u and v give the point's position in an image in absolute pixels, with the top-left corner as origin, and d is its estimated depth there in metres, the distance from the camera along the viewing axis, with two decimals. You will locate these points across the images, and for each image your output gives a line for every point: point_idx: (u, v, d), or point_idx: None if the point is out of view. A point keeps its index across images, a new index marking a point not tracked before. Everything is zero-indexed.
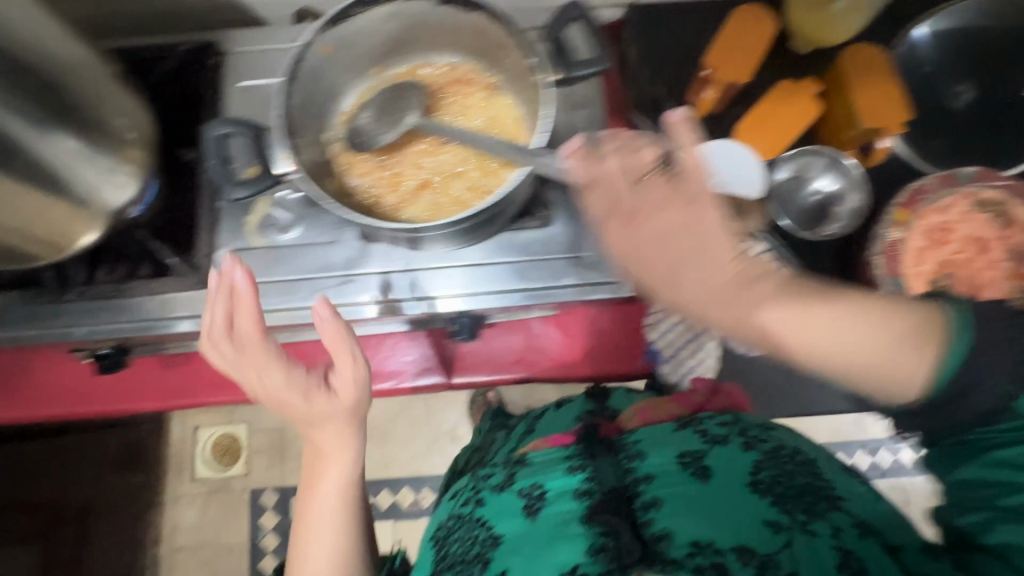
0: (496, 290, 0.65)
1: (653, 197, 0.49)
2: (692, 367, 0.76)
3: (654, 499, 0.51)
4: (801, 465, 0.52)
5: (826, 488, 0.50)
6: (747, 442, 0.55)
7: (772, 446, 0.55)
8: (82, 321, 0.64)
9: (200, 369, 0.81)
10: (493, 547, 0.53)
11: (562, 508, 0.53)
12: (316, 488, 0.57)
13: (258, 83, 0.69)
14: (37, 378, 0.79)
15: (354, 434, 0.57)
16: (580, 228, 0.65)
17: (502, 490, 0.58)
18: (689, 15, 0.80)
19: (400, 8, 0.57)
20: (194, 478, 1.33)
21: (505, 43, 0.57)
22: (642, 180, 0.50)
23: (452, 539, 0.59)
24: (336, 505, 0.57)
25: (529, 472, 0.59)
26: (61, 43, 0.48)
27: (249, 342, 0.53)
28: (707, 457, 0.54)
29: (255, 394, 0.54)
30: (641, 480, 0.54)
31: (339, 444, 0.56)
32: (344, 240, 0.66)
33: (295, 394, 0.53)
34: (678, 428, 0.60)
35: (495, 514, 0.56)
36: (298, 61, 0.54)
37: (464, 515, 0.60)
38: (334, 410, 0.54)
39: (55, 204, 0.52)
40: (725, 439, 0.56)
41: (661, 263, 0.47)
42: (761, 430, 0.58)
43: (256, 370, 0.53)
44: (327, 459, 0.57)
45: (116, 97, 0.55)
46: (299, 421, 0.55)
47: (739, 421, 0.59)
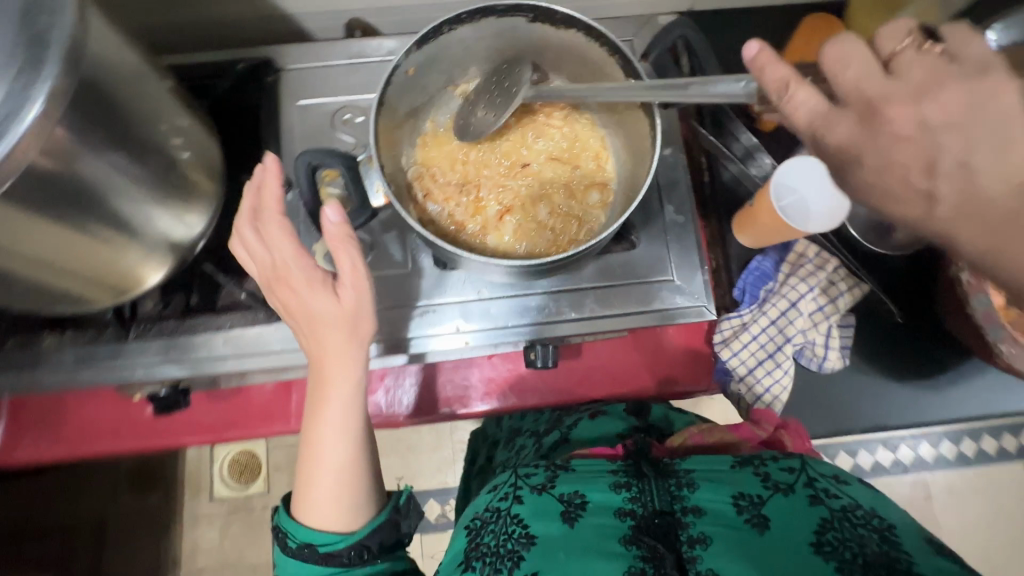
0: (582, 316, 0.63)
1: (923, 81, 0.31)
2: (766, 387, 0.72)
3: (702, 535, 0.50)
4: (875, 531, 0.48)
5: (902, 563, 0.46)
6: (815, 495, 0.51)
7: (844, 503, 0.50)
8: (143, 358, 0.60)
9: (250, 399, 0.77)
10: (527, 546, 0.51)
11: (603, 522, 0.52)
12: (319, 405, 0.54)
13: (320, 102, 0.66)
14: (78, 413, 0.75)
15: (357, 347, 0.52)
16: (664, 249, 0.64)
17: (542, 492, 0.55)
18: (743, 28, 0.81)
19: (485, 27, 0.54)
20: (212, 498, 1.25)
21: (598, 62, 0.55)
22: (887, 65, 0.32)
23: (483, 532, 0.55)
24: (340, 429, 0.54)
25: (572, 478, 0.56)
26: (140, 78, 0.45)
27: (262, 231, 0.50)
28: (765, 505, 0.51)
29: (272, 293, 0.53)
30: (688, 510, 0.52)
31: (340, 357, 0.52)
32: (421, 269, 0.63)
33: (308, 286, 0.51)
34: (738, 465, 0.56)
35: (532, 513, 0.54)
36: (384, 88, 0.51)
37: (500, 509, 0.55)
38: (335, 316, 0.50)
39: (130, 243, 0.49)
40: (789, 488, 0.52)
41: (913, 169, 0.31)
42: (831, 481, 0.53)
43: (268, 260, 0.51)
44: (329, 373, 0.52)
45: (186, 129, 0.52)
46: (303, 326, 0.52)
47: (808, 467, 0.54)
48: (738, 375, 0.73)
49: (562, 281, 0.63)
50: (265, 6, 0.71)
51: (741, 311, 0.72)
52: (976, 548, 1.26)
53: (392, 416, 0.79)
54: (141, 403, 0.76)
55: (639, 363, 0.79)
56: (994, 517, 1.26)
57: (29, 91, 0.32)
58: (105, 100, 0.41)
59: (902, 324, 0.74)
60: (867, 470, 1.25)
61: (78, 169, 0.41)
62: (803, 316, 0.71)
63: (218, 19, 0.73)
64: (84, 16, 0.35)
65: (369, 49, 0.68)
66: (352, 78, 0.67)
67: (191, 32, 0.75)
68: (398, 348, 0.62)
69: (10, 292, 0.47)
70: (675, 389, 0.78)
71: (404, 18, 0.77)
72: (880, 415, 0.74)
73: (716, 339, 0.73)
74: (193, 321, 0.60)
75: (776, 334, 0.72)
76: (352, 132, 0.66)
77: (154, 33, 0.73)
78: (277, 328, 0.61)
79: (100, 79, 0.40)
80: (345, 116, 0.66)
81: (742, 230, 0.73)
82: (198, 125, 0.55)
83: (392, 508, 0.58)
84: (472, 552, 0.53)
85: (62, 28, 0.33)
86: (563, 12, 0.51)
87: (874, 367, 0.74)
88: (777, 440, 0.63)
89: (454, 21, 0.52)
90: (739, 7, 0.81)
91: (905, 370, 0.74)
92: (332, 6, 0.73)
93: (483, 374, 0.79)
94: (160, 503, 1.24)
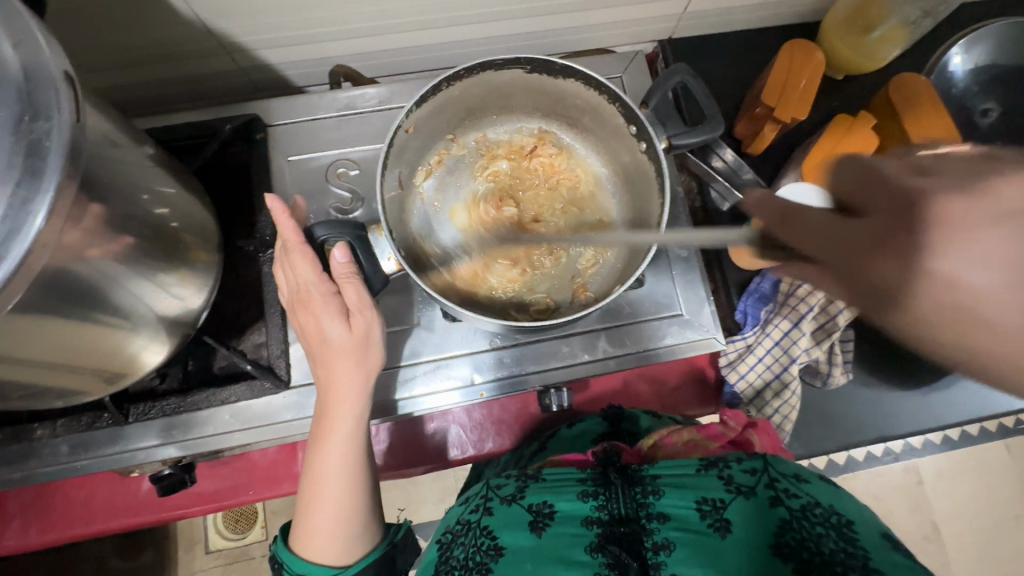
0: (595, 358, 0.63)
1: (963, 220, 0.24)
2: (776, 409, 0.73)
3: (665, 541, 0.49)
4: (833, 528, 0.47)
5: (859, 559, 0.45)
6: (775, 496, 0.50)
7: (803, 502, 0.49)
8: (144, 439, 0.59)
9: (254, 461, 0.75)
10: (495, 558, 0.51)
11: (568, 531, 0.52)
12: (323, 434, 0.51)
13: (311, 156, 0.66)
14: (70, 494, 0.71)
15: (365, 377, 0.50)
16: (672, 284, 0.65)
17: (512, 502, 0.56)
18: (721, 53, 0.83)
19: (484, 79, 0.54)
20: (208, 550, 1.20)
21: (597, 107, 0.56)
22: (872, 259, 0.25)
23: (454, 545, 0.55)
24: (342, 460, 0.51)
25: (541, 488, 0.56)
26: (141, 175, 0.45)
27: (284, 258, 0.49)
28: (727, 509, 0.50)
29: (300, 326, 0.51)
30: (653, 516, 0.52)
31: (347, 386, 0.50)
32: (431, 322, 0.62)
33: (333, 314, 0.48)
34: (703, 468, 0.54)
35: (501, 525, 0.54)
36: (388, 147, 0.51)
37: (470, 522, 0.56)
38: (345, 345, 0.49)
39: (130, 333, 0.48)
40: (750, 491, 0.51)
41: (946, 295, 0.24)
42: (791, 481, 0.52)
43: (294, 283, 0.50)
44: (334, 401, 0.50)
45: (182, 207, 0.51)
46: (317, 351, 0.50)
47: (770, 468, 0.53)
48: (746, 399, 0.75)
49: (572, 326, 0.63)
50: (244, 59, 0.69)
51: (743, 334, 0.73)
52: (968, 527, 1.29)
53: (400, 470, 0.76)
54: (137, 477, 0.72)
55: (650, 390, 0.79)
56: (980, 497, 1.30)
57: (30, 207, 0.30)
58: (99, 192, 0.39)
59: None
60: (862, 462, 1.28)
61: (76, 270, 0.39)
62: (806, 335, 0.71)
63: (194, 75, 0.70)
64: (79, 118, 0.33)
65: (358, 100, 0.68)
66: (343, 130, 0.67)
67: (166, 88, 0.72)
68: (403, 409, 0.61)
69: (6, 398, 0.45)
70: (686, 413, 0.79)
71: (387, 61, 0.76)
72: (885, 425, 0.75)
73: (722, 363, 0.75)
74: (194, 398, 0.58)
75: (782, 355, 0.72)
76: (347, 185, 0.65)
77: (132, 92, 0.71)
78: (285, 396, 0.60)
79: (95, 173, 0.39)
80: (339, 169, 0.65)
81: (739, 256, 0.73)
82: (188, 196, 0.53)
83: (389, 542, 0.55)
84: (444, 565, 0.53)
85: (60, 136, 0.32)
86: (560, 62, 0.51)
87: (874, 378, 0.76)
88: (746, 441, 0.62)
89: (452, 77, 0.52)
90: (715, 33, 0.83)
91: (903, 379, 0.76)
92: (314, 55, 0.72)
93: (481, 418, 0.78)
94: (153, 562, 1.18)
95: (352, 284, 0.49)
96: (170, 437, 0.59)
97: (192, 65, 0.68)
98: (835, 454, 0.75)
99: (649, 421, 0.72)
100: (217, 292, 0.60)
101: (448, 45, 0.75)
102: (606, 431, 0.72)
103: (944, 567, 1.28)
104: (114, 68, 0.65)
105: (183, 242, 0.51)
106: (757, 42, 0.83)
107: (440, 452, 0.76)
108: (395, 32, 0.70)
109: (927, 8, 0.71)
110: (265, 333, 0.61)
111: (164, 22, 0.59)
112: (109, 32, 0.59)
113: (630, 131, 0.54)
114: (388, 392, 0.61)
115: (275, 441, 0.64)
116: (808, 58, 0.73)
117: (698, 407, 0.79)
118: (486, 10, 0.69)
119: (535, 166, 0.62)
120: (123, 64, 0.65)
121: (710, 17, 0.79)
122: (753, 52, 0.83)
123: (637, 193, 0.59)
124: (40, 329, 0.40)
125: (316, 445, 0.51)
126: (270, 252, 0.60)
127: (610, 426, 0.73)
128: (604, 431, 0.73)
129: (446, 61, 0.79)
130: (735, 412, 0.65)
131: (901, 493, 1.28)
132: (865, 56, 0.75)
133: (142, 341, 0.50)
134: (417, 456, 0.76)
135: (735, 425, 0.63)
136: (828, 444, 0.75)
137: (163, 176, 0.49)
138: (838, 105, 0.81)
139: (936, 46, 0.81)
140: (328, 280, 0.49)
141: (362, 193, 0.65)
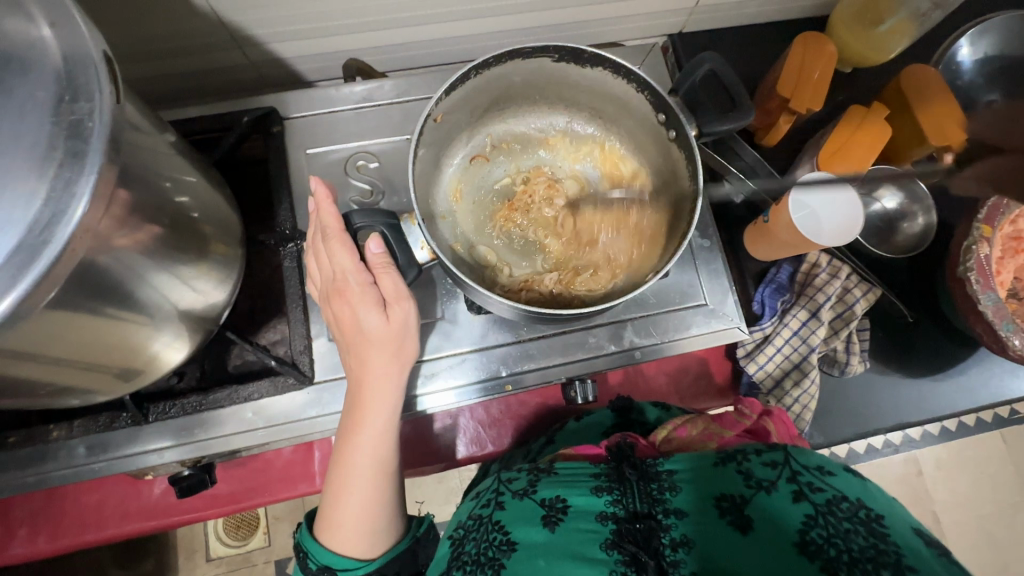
0: (621, 349, 0.62)
1: None
2: (796, 399, 0.72)
3: (684, 538, 0.48)
4: (860, 523, 0.46)
5: (890, 555, 0.43)
6: (798, 491, 0.48)
7: (828, 497, 0.48)
8: (159, 441, 0.57)
9: (269, 462, 0.73)
10: (508, 554, 0.50)
11: (582, 527, 0.51)
12: (354, 426, 0.50)
13: (327, 150, 0.65)
14: (79, 499, 0.69)
15: (400, 370, 0.50)
16: (696, 274, 0.65)
17: (524, 496, 0.54)
18: (734, 46, 0.83)
19: (511, 68, 0.53)
20: (210, 557, 1.17)
21: (624, 97, 0.56)
22: None
23: (466, 541, 0.54)
24: (372, 455, 0.50)
25: (555, 482, 0.55)
26: (167, 164, 0.43)
27: (323, 245, 0.49)
28: (748, 506, 0.48)
29: (333, 316, 0.50)
30: (669, 512, 0.50)
31: (383, 379, 0.49)
32: (458, 315, 0.62)
33: (371, 305, 0.48)
34: (721, 462, 0.52)
35: (514, 519, 0.53)
36: (419, 136, 0.50)
37: (481, 517, 0.55)
38: (382, 336, 0.48)
39: (154, 330, 0.47)
40: (772, 485, 0.49)
41: None
42: (815, 475, 0.50)
43: (331, 273, 0.50)
44: (368, 394, 0.49)
45: (206, 198, 0.50)
46: (351, 341, 0.50)
47: (792, 461, 0.51)
48: (766, 389, 0.75)
49: (598, 317, 0.63)
50: (256, 53, 0.68)
51: (763, 325, 0.72)
52: (967, 517, 1.31)
53: (417, 468, 0.74)
54: (149, 480, 0.70)
55: (668, 383, 0.79)
56: (976, 486, 1.31)
57: (72, 189, 0.30)
58: (129, 178, 0.38)
59: (913, 323, 0.77)
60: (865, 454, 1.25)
61: (105, 260, 0.37)
62: (824, 325, 0.72)
63: (207, 68, 0.69)
64: (118, 99, 0.33)
65: (375, 92, 0.67)
66: (361, 123, 0.66)
67: (174, 82, 0.71)
68: (427, 403, 0.60)
69: (31, 395, 0.44)
70: (702, 406, 0.78)
71: (400, 55, 0.75)
72: (901, 412, 0.76)
73: (740, 354, 0.75)
74: (217, 395, 0.57)
75: (800, 344, 0.73)
76: (367, 178, 0.64)
77: (142, 86, 0.70)
78: (307, 393, 0.59)
79: (127, 161, 0.38)
80: (359, 162, 0.64)
81: (756, 247, 0.74)
82: (211, 189, 0.52)
83: (412, 536, 0.54)
84: (454, 561, 0.52)
85: (102, 117, 0.31)
86: (589, 50, 0.51)
87: (889, 365, 0.77)
88: (762, 428, 0.61)
89: (482, 64, 0.51)
90: (729, 27, 0.84)
91: (917, 367, 0.77)
92: (327, 49, 0.71)
93: (496, 414, 0.77)
94: (153, 570, 1.15)
95: (389, 275, 0.49)
96: (187, 436, 0.57)
97: (204, 58, 0.67)
98: (852, 441, 0.75)
99: (657, 411, 0.72)
100: (238, 288, 0.59)
101: (460, 39, 0.75)
102: (616, 422, 0.72)
103: None
104: (125, 60, 0.64)
105: (206, 234, 0.49)
106: (768, 36, 0.84)
107: (454, 449, 0.75)
108: (410, 25, 0.69)
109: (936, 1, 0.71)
110: (284, 330, 0.60)
111: (176, 15, 0.58)
112: (120, 24, 0.58)
113: (659, 120, 0.54)
114: (410, 386, 0.60)
115: (293, 440, 0.63)
116: (821, 51, 0.73)
117: (717, 398, 0.78)
118: (502, 3, 0.69)
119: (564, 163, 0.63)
120: (133, 58, 0.64)
121: (723, 10, 0.80)
122: (765, 45, 0.84)
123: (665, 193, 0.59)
124: (68, 325, 0.39)
125: (346, 438, 0.50)
126: (292, 244, 0.59)
127: (619, 417, 0.72)
128: (614, 422, 0.72)
129: (458, 56, 0.78)
130: (749, 399, 0.66)
131: (903, 485, 1.29)
132: (875, 48, 0.75)
133: (163, 338, 0.49)
134: (432, 454, 0.74)
135: (751, 413, 0.63)
136: (847, 432, 0.75)
137: (186, 166, 0.48)
138: (847, 97, 0.81)
139: (940, 38, 0.82)
140: (366, 270, 0.48)
141: (382, 186, 0.64)
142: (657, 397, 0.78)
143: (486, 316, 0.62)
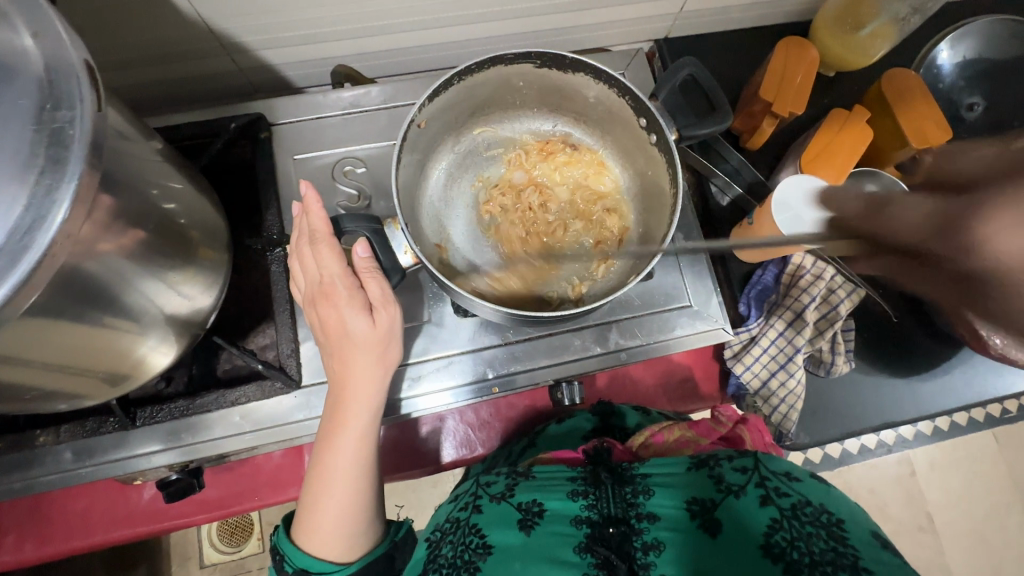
0: (608, 350, 0.63)
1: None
2: (782, 399, 0.73)
3: (655, 542, 0.49)
4: (823, 527, 0.46)
5: (848, 557, 0.44)
6: (765, 495, 0.49)
7: (793, 501, 0.48)
8: (146, 445, 0.57)
9: (259, 466, 0.73)
10: (484, 557, 0.50)
11: (558, 530, 0.51)
12: (334, 428, 0.50)
13: (313, 155, 0.65)
14: (68, 505, 0.69)
15: (383, 372, 0.50)
16: (680, 276, 0.65)
17: (502, 500, 0.55)
18: (720, 50, 0.84)
19: (494, 74, 0.54)
20: (203, 564, 1.17)
21: (608, 102, 0.56)
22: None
23: (442, 544, 0.54)
24: (353, 456, 0.50)
25: (531, 486, 0.55)
26: (154, 171, 0.44)
27: (308, 247, 0.50)
28: (718, 508, 0.49)
29: (319, 319, 0.51)
30: (642, 516, 0.51)
31: (365, 381, 0.49)
32: (445, 318, 0.62)
33: (358, 310, 0.48)
34: (693, 468, 0.53)
35: (490, 523, 0.53)
36: (402, 142, 0.51)
37: (458, 521, 0.55)
38: (367, 339, 0.49)
39: (140, 335, 0.47)
40: (741, 489, 0.50)
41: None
42: (782, 480, 0.51)
43: (316, 275, 0.50)
44: (350, 395, 0.50)
45: (194, 203, 0.51)
46: (335, 343, 0.50)
47: (761, 467, 0.52)
48: (753, 389, 0.75)
49: (585, 318, 0.63)
50: (244, 59, 0.69)
51: (750, 326, 0.73)
52: (960, 518, 1.31)
53: (404, 472, 0.75)
54: (139, 486, 0.70)
55: (654, 386, 0.79)
56: (968, 486, 1.32)
57: (54, 196, 0.30)
58: (112, 184, 0.38)
59: (897, 322, 0.78)
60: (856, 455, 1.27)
61: (90, 266, 0.38)
62: (809, 325, 0.72)
63: (196, 74, 0.70)
64: (101, 107, 0.33)
65: (362, 98, 0.68)
66: (348, 128, 0.67)
67: (165, 88, 0.71)
68: (409, 405, 0.60)
69: (17, 399, 0.44)
70: (687, 409, 0.79)
71: (388, 61, 0.76)
72: (886, 411, 0.77)
73: (727, 354, 0.76)
74: (203, 400, 0.57)
75: (786, 346, 0.73)
76: (354, 183, 0.65)
77: (133, 92, 0.70)
78: (295, 397, 0.59)
79: (110, 168, 0.38)
80: (346, 167, 0.65)
81: (741, 249, 0.74)
82: (198, 195, 0.52)
83: (389, 541, 0.55)
84: (431, 564, 0.52)
85: (83, 125, 0.32)
86: (571, 56, 0.52)
87: (874, 365, 0.77)
88: (737, 437, 0.61)
89: (464, 71, 0.52)
90: (714, 32, 0.85)
91: (902, 367, 0.78)
92: (315, 55, 0.71)
93: (484, 417, 0.78)
94: None
95: (373, 278, 0.49)
96: (175, 441, 0.58)
97: (193, 65, 0.68)
98: (837, 441, 0.76)
99: (638, 417, 0.72)
100: (225, 293, 0.59)
101: (446, 45, 0.76)
102: (595, 427, 0.73)
103: (940, 557, 1.29)
104: (114, 66, 0.64)
105: (192, 239, 0.50)
106: (752, 41, 0.85)
107: (440, 453, 0.75)
108: (395, 31, 0.70)
109: (914, 6, 0.72)
110: (272, 335, 0.60)
111: (164, 23, 0.59)
112: (110, 32, 0.59)
113: (641, 125, 0.55)
114: (394, 389, 0.60)
115: (282, 444, 0.64)
116: (802, 56, 0.74)
117: (702, 401, 0.79)
118: (485, 10, 0.69)
119: (552, 168, 0.63)
120: (123, 65, 0.65)
121: (707, 15, 0.81)
122: (749, 50, 0.85)
123: (648, 209, 0.60)
124: (52, 331, 0.39)
125: (327, 438, 0.50)
126: (279, 249, 0.59)
127: (602, 421, 0.73)
128: (596, 426, 0.73)
129: (444, 61, 0.79)
130: (728, 409, 0.68)
131: (895, 486, 1.30)
132: (856, 53, 0.76)
133: (149, 344, 0.50)
134: (419, 458, 0.74)
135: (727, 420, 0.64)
136: (833, 433, 0.76)
137: (172, 171, 0.48)
138: (830, 101, 0.82)
139: (920, 44, 0.84)
140: (352, 275, 0.49)
141: (369, 191, 0.65)
142: (643, 399, 0.79)
143: (472, 319, 0.62)
